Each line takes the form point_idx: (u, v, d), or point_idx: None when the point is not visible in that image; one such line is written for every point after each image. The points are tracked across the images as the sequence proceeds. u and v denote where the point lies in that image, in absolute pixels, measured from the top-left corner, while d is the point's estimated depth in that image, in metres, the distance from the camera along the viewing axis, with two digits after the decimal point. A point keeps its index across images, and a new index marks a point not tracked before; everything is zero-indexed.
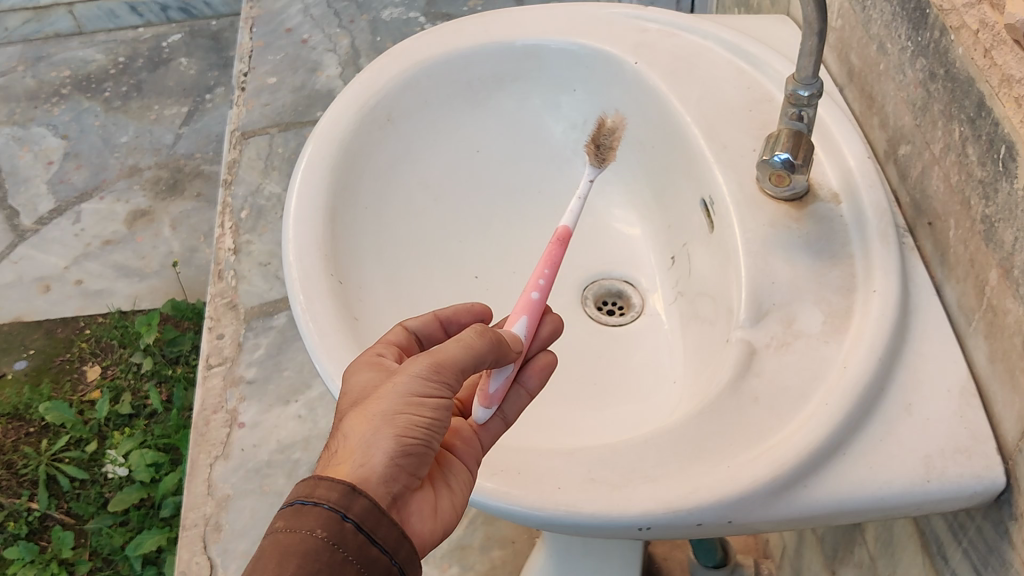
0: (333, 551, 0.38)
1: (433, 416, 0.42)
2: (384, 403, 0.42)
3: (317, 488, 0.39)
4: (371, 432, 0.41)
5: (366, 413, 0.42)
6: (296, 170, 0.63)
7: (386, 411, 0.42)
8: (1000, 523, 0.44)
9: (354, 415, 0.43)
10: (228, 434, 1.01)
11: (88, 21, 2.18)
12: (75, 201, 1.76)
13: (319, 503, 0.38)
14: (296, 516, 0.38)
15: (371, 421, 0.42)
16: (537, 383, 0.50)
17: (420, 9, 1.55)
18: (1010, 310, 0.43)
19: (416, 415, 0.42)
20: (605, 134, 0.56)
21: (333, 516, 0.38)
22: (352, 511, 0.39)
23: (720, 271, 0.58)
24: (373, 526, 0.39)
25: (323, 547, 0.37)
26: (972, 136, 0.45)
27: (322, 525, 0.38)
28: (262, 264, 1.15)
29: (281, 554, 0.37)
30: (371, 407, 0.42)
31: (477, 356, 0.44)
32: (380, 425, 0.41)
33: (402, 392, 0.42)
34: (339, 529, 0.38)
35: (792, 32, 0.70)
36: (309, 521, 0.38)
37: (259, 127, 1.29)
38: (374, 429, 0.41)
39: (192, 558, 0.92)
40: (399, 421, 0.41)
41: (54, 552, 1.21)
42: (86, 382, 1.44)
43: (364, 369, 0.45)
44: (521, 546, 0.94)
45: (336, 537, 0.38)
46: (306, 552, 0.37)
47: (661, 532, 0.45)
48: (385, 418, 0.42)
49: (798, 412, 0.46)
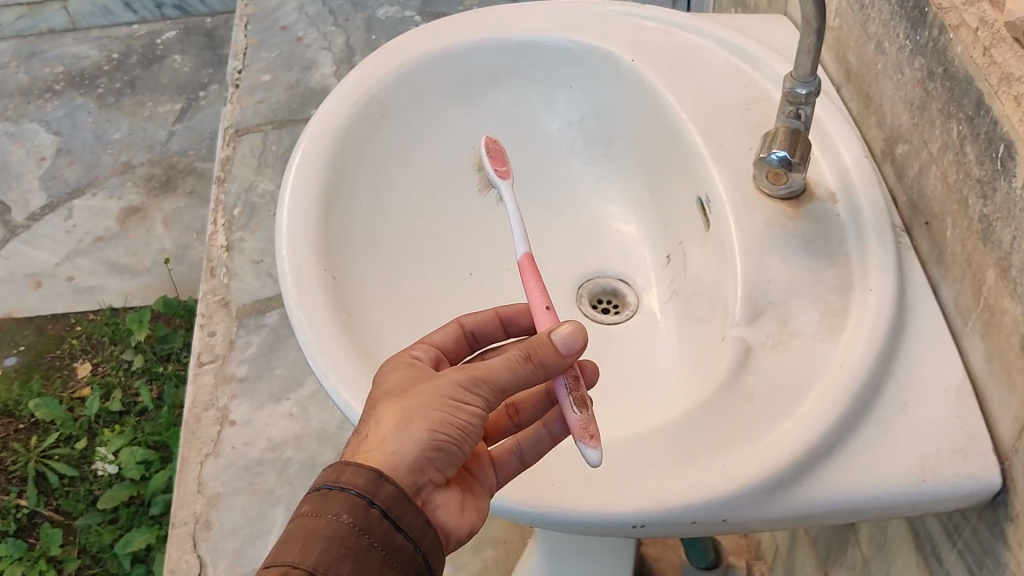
0: (358, 536, 0.37)
1: (469, 420, 0.42)
2: (424, 397, 0.42)
3: (343, 473, 0.39)
4: (406, 424, 0.41)
5: (403, 404, 0.42)
6: (290, 164, 0.62)
7: (424, 406, 0.42)
8: (996, 525, 0.44)
9: (390, 404, 0.42)
10: (219, 432, 1.00)
11: (83, 17, 2.17)
12: (67, 198, 1.75)
13: (345, 488, 0.38)
14: (322, 501, 0.38)
15: (409, 412, 0.41)
16: None
17: (415, 8, 1.54)
18: (1007, 309, 0.43)
19: (452, 414, 0.41)
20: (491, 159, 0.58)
21: (358, 501, 0.38)
22: (378, 498, 0.38)
23: (715, 270, 0.58)
24: (398, 513, 0.39)
25: (350, 532, 0.37)
26: (970, 135, 0.45)
27: (347, 510, 0.38)
28: (255, 261, 1.14)
29: (306, 537, 0.37)
30: (409, 400, 0.42)
31: (528, 375, 0.42)
32: (416, 418, 0.41)
33: (444, 391, 0.42)
34: (365, 515, 0.38)
35: (791, 31, 0.70)
36: (335, 506, 0.38)
37: (253, 125, 1.29)
38: (409, 421, 0.41)
39: (182, 556, 0.91)
40: (434, 416, 0.41)
41: (43, 550, 1.20)
42: (76, 379, 1.43)
43: (403, 366, 0.45)
44: (513, 546, 0.93)
45: (361, 523, 0.38)
46: (331, 537, 0.37)
47: (655, 531, 0.44)
48: (422, 412, 0.41)
49: (795, 409, 0.46)
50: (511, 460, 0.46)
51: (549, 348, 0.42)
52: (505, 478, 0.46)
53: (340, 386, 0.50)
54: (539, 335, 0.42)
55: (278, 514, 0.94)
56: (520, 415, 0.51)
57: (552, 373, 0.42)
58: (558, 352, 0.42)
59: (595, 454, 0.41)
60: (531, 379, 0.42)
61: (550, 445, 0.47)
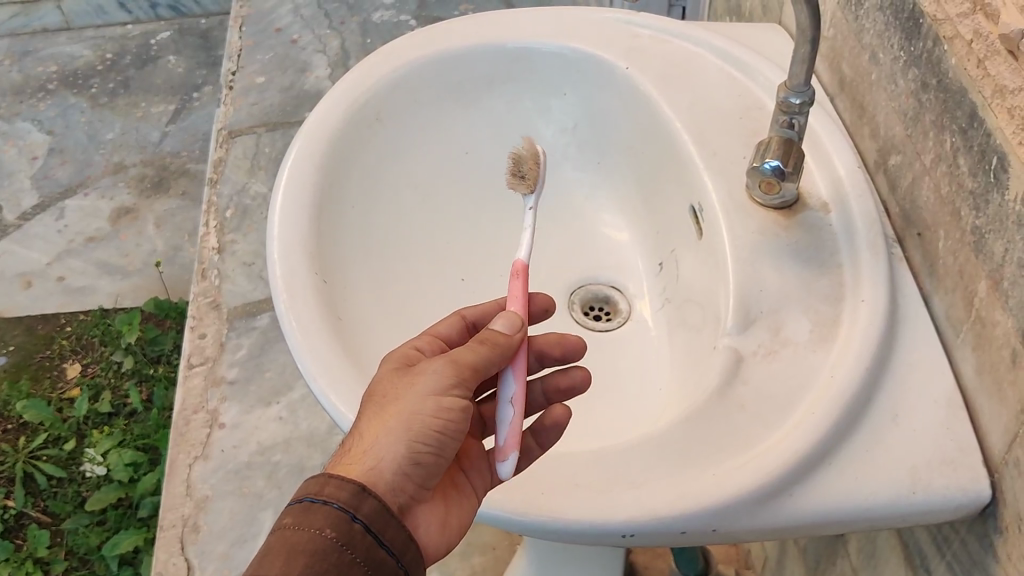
0: (341, 552, 0.37)
1: (446, 422, 0.41)
2: (403, 402, 0.42)
3: (326, 486, 0.38)
4: (384, 433, 0.41)
5: (385, 412, 0.42)
6: (282, 168, 0.62)
7: (403, 412, 0.41)
8: (985, 537, 0.44)
9: (372, 412, 0.42)
10: (208, 434, 1.00)
11: (77, 16, 2.15)
12: (59, 197, 1.74)
13: (328, 502, 0.38)
14: (305, 514, 0.37)
15: (389, 420, 0.41)
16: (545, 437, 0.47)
17: (411, 12, 1.54)
18: (999, 322, 0.43)
19: (431, 418, 0.41)
20: (524, 163, 0.56)
21: (342, 516, 0.37)
22: (361, 513, 0.38)
23: (707, 277, 0.58)
24: (380, 528, 0.39)
25: (332, 547, 0.37)
26: (964, 147, 0.45)
27: (330, 524, 0.37)
28: (246, 264, 1.13)
29: (289, 551, 0.36)
30: (391, 408, 0.42)
31: (489, 357, 0.43)
32: (396, 427, 0.41)
33: (420, 392, 0.42)
34: (348, 529, 0.37)
35: (785, 40, 0.70)
36: (318, 520, 0.37)
37: (247, 126, 1.28)
38: (389, 430, 0.41)
39: (169, 558, 0.90)
40: (413, 423, 0.41)
41: (30, 551, 1.19)
42: (65, 379, 1.42)
43: (392, 361, 0.45)
44: (501, 553, 0.92)
45: (344, 538, 0.37)
46: (314, 552, 0.36)
47: (645, 541, 0.44)
48: (402, 419, 0.41)
49: (786, 420, 0.46)
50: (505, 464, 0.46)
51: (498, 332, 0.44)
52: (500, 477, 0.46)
53: (329, 391, 0.49)
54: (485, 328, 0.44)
55: (267, 517, 0.94)
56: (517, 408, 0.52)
57: (507, 357, 0.44)
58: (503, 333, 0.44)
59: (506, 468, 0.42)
60: (494, 361, 0.43)
61: (537, 453, 0.47)
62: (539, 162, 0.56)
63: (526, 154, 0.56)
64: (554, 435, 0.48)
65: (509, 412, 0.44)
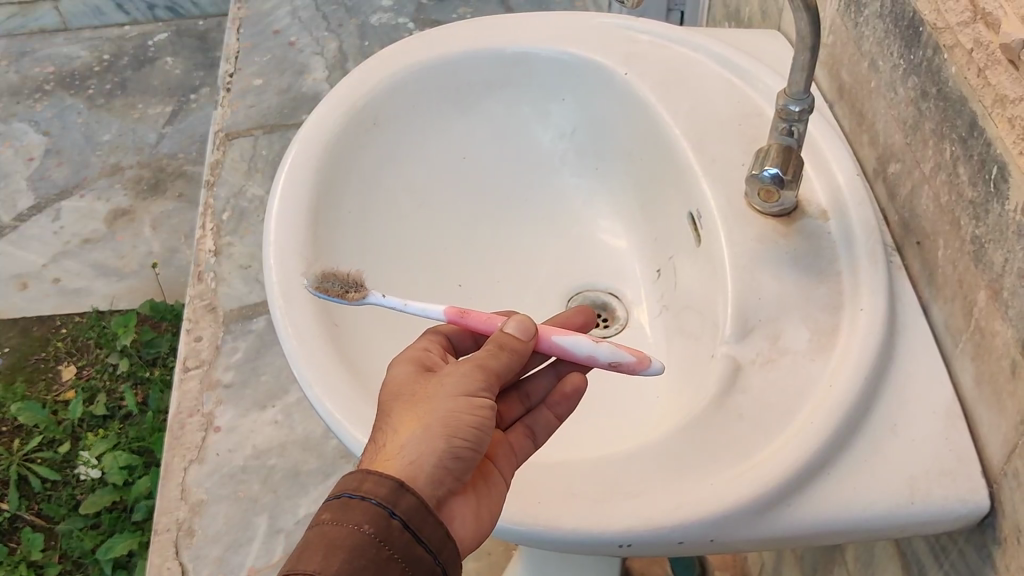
0: (379, 548, 0.36)
1: (482, 418, 0.40)
2: (436, 402, 0.41)
3: (364, 482, 0.37)
4: (420, 430, 0.40)
5: (416, 411, 0.41)
6: (279, 173, 0.62)
7: (437, 410, 0.40)
8: (983, 548, 0.44)
9: (401, 412, 0.41)
10: (204, 438, 0.99)
11: (74, 17, 2.15)
12: (55, 198, 1.74)
13: (367, 498, 0.37)
14: (343, 509, 0.37)
15: (425, 418, 0.40)
16: (564, 409, 0.48)
17: (409, 15, 1.53)
18: (998, 332, 0.42)
19: (467, 415, 0.40)
20: (332, 283, 0.51)
21: (380, 512, 0.36)
22: (399, 509, 0.37)
23: (706, 285, 0.58)
24: (419, 524, 0.37)
25: (370, 543, 0.36)
26: (964, 156, 0.45)
27: (368, 520, 0.36)
28: (243, 266, 1.13)
29: (327, 546, 0.35)
30: (423, 407, 0.41)
31: (512, 360, 0.43)
32: (432, 424, 0.40)
33: (452, 391, 0.41)
34: (386, 525, 0.36)
35: (784, 46, 0.70)
36: (356, 516, 0.36)
37: (244, 129, 1.28)
38: (424, 427, 0.40)
39: (164, 563, 0.89)
40: (450, 419, 0.40)
41: (23, 554, 1.18)
42: (60, 382, 1.41)
43: (407, 365, 0.44)
44: (497, 558, 0.92)
45: (383, 534, 0.36)
46: (352, 547, 0.35)
47: (642, 550, 0.44)
48: (437, 418, 0.40)
49: (785, 428, 0.45)
50: (524, 443, 0.46)
51: (511, 336, 0.44)
52: (523, 456, 0.46)
53: (325, 398, 0.49)
54: (499, 331, 0.44)
55: (262, 522, 0.93)
56: (532, 398, 0.49)
57: (523, 360, 0.44)
58: (520, 339, 0.44)
59: (659, 365, 0.45)
60: (516, 364, 0.43)
61: (557, 425, 0.48)
62: (333, 279, 0.52)
63: (325, 281, 0.52)
64: (575, 403, 0.48)
65: (603, 348, 0.45)
